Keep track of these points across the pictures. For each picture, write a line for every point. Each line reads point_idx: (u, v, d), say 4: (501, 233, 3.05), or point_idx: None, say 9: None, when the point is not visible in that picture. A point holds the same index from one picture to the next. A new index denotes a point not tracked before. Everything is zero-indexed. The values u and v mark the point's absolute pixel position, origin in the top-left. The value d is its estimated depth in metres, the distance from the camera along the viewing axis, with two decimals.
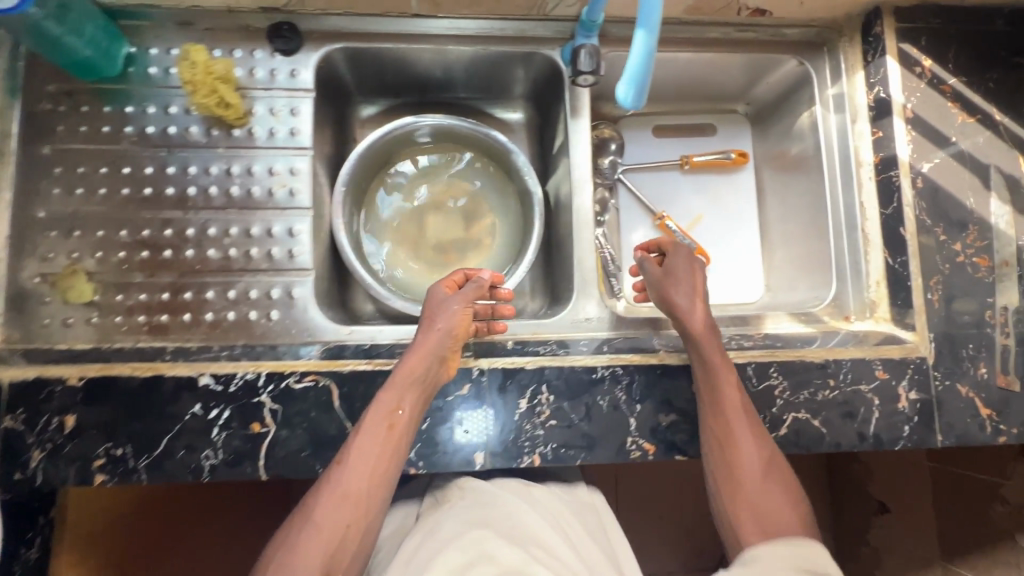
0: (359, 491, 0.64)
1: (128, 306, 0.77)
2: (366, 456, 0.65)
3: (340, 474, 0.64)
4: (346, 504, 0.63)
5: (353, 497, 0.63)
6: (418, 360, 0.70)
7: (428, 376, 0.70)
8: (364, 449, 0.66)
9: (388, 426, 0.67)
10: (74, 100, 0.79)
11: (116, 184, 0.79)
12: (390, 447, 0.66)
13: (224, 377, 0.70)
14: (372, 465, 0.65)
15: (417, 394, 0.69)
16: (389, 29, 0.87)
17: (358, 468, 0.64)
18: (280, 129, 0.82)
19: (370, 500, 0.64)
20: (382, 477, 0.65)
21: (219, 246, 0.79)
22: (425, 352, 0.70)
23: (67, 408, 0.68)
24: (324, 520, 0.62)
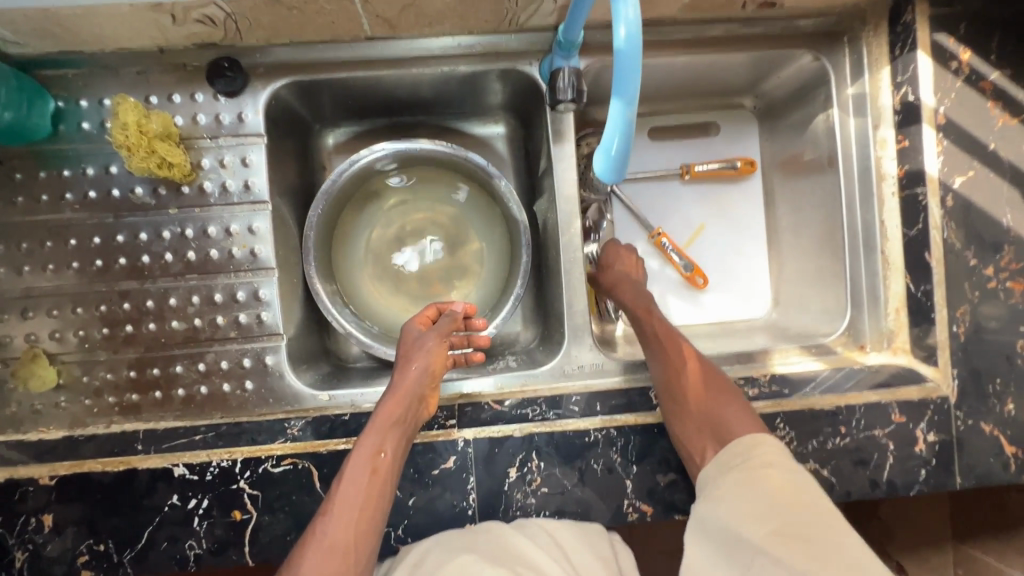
0: (346, 545, 0.60)
1: (95, 387, 0.74)
2: (352, 507, 0.62)
3: (324, 526, 0.61)
4: (333, 560, 0.59)
5: (341, 551, 0.59)
6: (395, 400, 0.67)
7: (408, 416, 0.67)
8: (349, 497, 0.62)
9: (372, 472, 0.64)
10: (6, 168, 0.72)
11: (65, 257, 0.74)
12: (376, 493, 0.63)
13: (199, 465, 0.68)
14: (358, 513, 0.62)
15: (399, 438, 0.66)
16: (346, 56, 0.77)
17: (344, 521, 0.61)
18: (233, 182, 0.75)
19: (360, 553, 0.60)
20: (369, 525, 0.62)
21: (183, 317, 0.75)
22: (403, 394, 0.68)
23: (43, 507, 0.66)
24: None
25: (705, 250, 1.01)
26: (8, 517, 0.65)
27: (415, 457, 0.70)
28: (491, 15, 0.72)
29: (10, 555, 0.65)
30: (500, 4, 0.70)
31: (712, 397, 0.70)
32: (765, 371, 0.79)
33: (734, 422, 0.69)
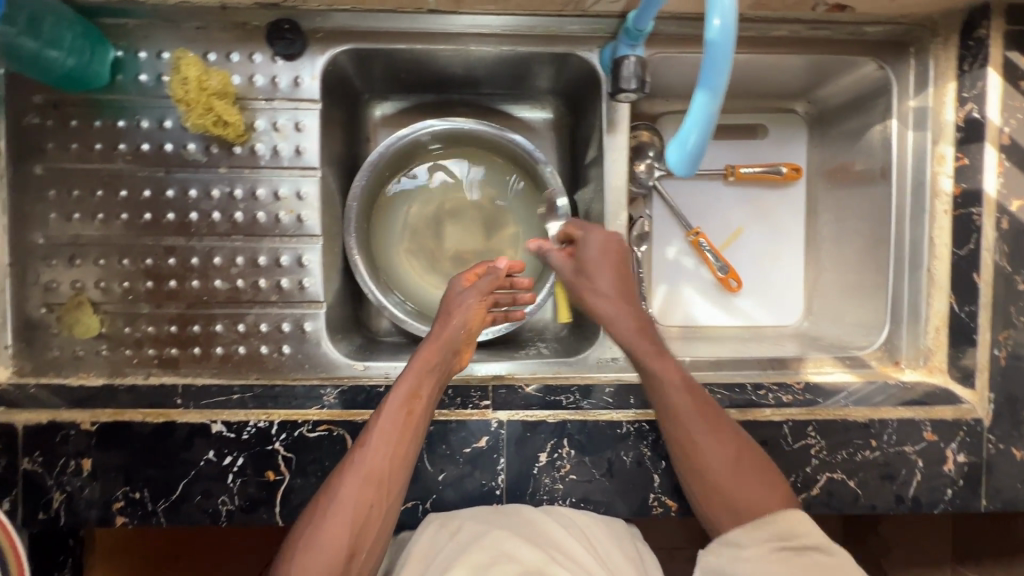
0: (381, 475, 0.61)
1: (136, 339, 0.75)
2: (388, 441, 0.62)
3: (361, 458, 0.62)
4: (368, 489, 0.60)
5: (377, 480, 0.61)
6: (434, 348, 0.68)
7: (444, 363, 0.68)
8: (386, 433, 0.63)
9: (408, 412, 0.64)
10: (62, 114, 0.73)
11: (114, 208, 0.74)
12: (411, 432, 0.64)
13: (236, 424, 0.68)
14: (394, 447, 0.63)
15: (435, 381, 0.67)
16: (409, 28, 0.76)
17: (381, 454, 0.62)
18: (284, 146, 0.75)
19: (393, 485, 0.62)
20: (403, 461, 0.63)
21: (226, 277, 0.75)
22: (444, 342, 0.68)
23: (82, 451, 0.67)
24: (347, 503, 0.59)
25: (741, 252, 1.00)
26: (49, 459, 0.67)
27: (448, 435, 0.70)
28: None
29: (49, 494, 0.67)
30: None
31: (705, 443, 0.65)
32: (799, 379, 0.79)
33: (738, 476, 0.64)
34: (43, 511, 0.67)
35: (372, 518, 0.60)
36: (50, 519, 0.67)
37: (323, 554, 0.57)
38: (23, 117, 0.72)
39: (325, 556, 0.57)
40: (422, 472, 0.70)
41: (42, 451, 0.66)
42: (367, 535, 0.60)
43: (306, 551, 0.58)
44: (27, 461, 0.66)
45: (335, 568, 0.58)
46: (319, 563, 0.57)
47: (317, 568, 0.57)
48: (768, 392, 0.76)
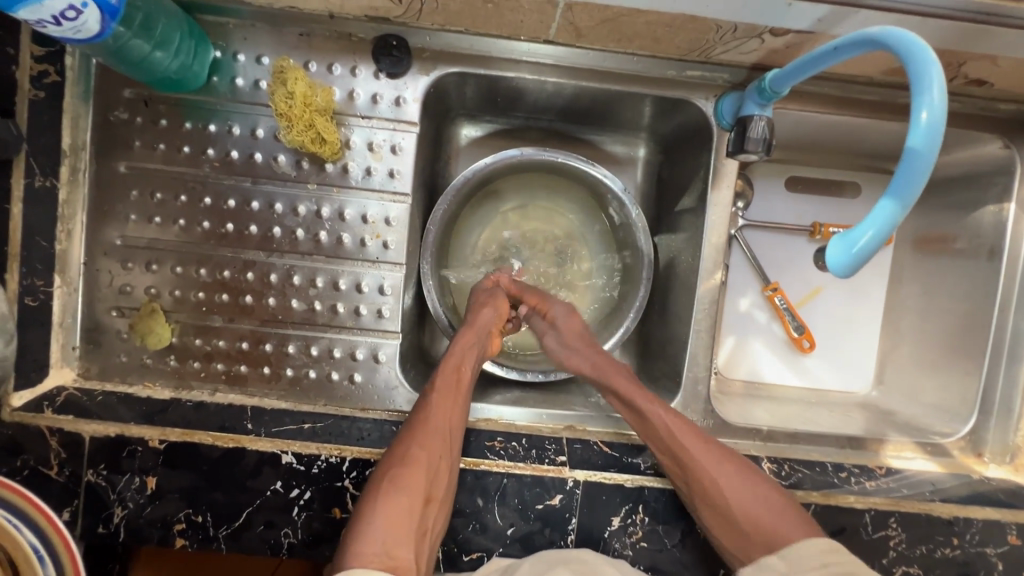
0: (446, 429, 0.65)
1: (207, 352, 0.72)
2: (447, 402, 0.67)
3: (424, 417, 0.65)
4: (435, 440, 0.64)
5: (443, 434, 0.64)
6: (473, 329, 0.75)
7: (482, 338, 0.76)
8: (444, 394, 0.68)
9: (458, 378, 0.70)
10: (152, 112, 0.69)
11: (195, 215, 0.71)
12: (461, 396, 0.69)
13: (307, 458, 0.65)
14: (450, 411, 0.67)
15: (476, 352, 0.74)
16: (520, 56, 0.72)
17: (443, 413, 0.66)
18: (378, 169, 0.72)
19: (455, 441, 0.66)
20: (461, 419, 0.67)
21: (303, 297, 0.72)
22: (480, 323, 0.76)
23: (147, 469, 0.65)
24: (420, 452, 0.62)
25: (817, 313, 0.96)
26: (112, 472, 0.64)
27: (522, 488, 0.68)
28: (686, 44, 0.67)
29: (110, 509, 0.65)
30: (704, 36, 0.64)
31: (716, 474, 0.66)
32: (881, 463, 0.78)
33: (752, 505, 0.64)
34: (101, 525, 0.65)
35: (442, 468, 0.63)
36: (109, 534, 0.65)
37: (403, 497, 0.59)
38: (111, 111, 0.69)
39: (405, 498, 0.59)
40: (490, 523, 0.68)
41: (107, 465, 0.64)
42: (439, 482, 0.62)
43: (389, 498, 0.59)
44: (90, 472, 0.64)
45: (415, 510, 0.59)
46: (401, 504, 0.59)
47: (399, 510, 0.59)
48: (850, 476, 0.75)
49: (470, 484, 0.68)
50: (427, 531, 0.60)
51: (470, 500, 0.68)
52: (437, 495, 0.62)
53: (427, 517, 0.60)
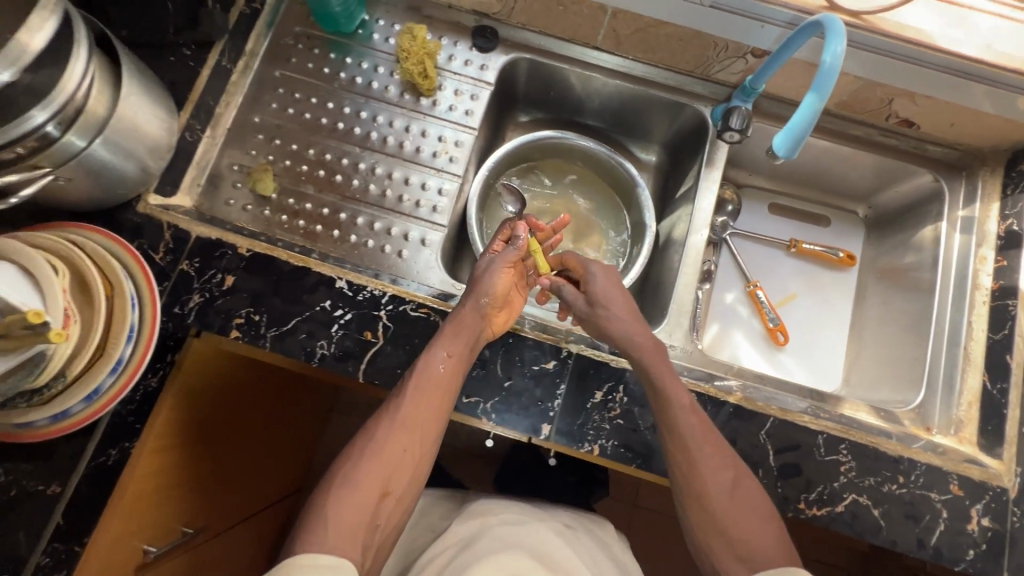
0: (416, 428, 0.73)
1: (294, 210, 0.91)
2: (419, 400, 0.74)
3: (394, 412, 0.73)
4: (399, 437, 0.73)
5: (410, 429, 0.73)
6: (467, 318, 0.76)
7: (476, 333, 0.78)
8: (418, 394, 0.74)
9: (438, 375, 0.74)
10: (311, 43, 0.98)
11: (318, 113, 0.95)
12: (444, 391, 0.75)
13: (357, 286, 0.81)
14: (424, 406, 0.74)
15: (469, 349, 0.76)
16: (573, 54, 1.00)
17: (414, 411, 0.73)
18: (458, 107, 0.97)
19: (421, 437, 0.74)
20: (435, 413, 0.74)
21: (380, 185, 0.93)
22: (472, 315, 0.77)
23: (230, 269, 0.80)
24: (383, 448, 0.72)
25: (792, 315, 1.12)
26: (202, 266, 0.80)
27: (523, 348, 0.81)
28: (693, 59, 0.95)
29: (190, 295, 0.79)
30: (705, 52, 0.92)
31: (699, 445, 0.72)
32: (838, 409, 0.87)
33: (710, 476, 0.71)
34: (179, 306, 0.79)
35: (402, 466, 0.72)
36: (181, 314, 0.79)
37: (358, 494, 0.68)
38: (283, 37, 0.97)
39: (361, 495, 0.68)
40: (492, 374, 0.79)
41: (201, 259, 0.81)
42: (397, 479, 0.71)
43: (343, 488, 0.68)
44: (186, 263, 0.80)
45: (370, 505, 0.68)
46: (354, 500, 0.68)
47: (352, 505, 0.67)
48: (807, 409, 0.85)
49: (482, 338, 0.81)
50: (379, 524, 0.69)
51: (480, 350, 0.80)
52: (392, 490, 0.71)
53: (380, 512, 0.69)
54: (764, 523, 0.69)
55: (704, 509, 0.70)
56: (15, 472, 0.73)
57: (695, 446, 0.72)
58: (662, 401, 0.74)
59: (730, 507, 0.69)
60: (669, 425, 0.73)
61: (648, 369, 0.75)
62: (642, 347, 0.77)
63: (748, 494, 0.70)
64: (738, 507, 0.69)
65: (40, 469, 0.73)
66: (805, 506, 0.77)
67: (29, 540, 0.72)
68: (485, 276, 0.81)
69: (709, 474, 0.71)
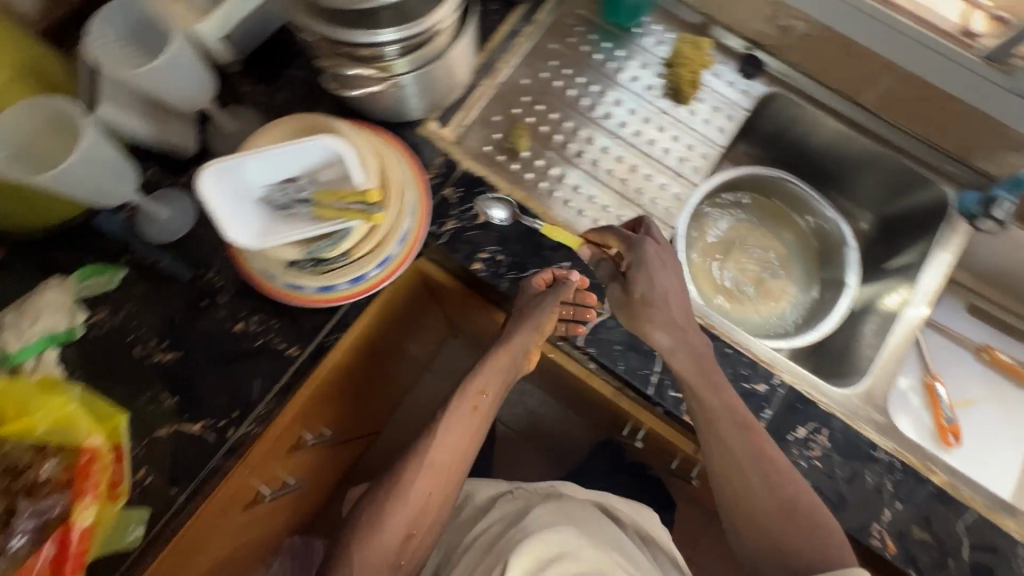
0: (445, 470, 0.76)
1: (539, 171, 0.95)
2: (455, 438, 0.77)
3: (426, 450, 0.76)
4: (431, 474, 0.75)
5: (442, 469, 0.76)
6: (505, 356, 0.81)
7: (514, 363, 0.82)
8: (448, 436, 0.77)
9: (474, 407, 0.79)
10: (590, 27, 1.03)
11: (580, 91, 1.01)
12: (477, 420, 0.79)
13: (596, 257, 0.85)
14: (459, 442, 0.77)
15: (501, 385, 0.82)
16: (832, 104, 1.02)
17: (446, 449, 0.76)
18: (714, 122, 1.02)
19: (450, 476, 0.77)
20: (467, 448, 0.78)
21: (621, 173, 0.97)
22: (513, 350, 0.81)
23: (486, 207, 0.86)
24: (416, 490, 0.74)
25: (968, 420, 1.07)
26: (463, 196, 0.86)
27: (737, 363, 0.82)
28: (964, 140, 0.94)
29: (446, 219, 0.85)
30: (980, 137, 0.92)
31: (749, 456, 0.72)
32: None
33: (764, 482, 0.71)
34: (435, 225, 0.85)
35: (431, 504, 0.75)
36: (435, 233, 0.84)
37: (387, 533, 0.71)
38: (567, 15, 1.03)
39: (387, 533, 0.71)
40: None
41: (464, 191, 0.87)
42: (425, 517, 0.74)
43: (370, 531, 0.71)
44: (449, 190, 0.87)
45: (395, 544, 0.71)
46: (381, 540, 0.71)
47: (380, 542, 0.71)
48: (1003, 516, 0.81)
49: None
50: (405, 561, 0.73)
51: None
52: (418, 529, 0.73)
53: (407, 549, 0.73)
54: (823, 540, 0.69)
55: (746, 513, 0.74)
56: (269, 325, 0.80)
57: (751, 466, 0.72)
58: (715, 436, 0.73)
59: (790, 513, 0.70)
60: (713, 430, 0.74)
61: (720, 425, 0.73)
62: (731, 399, 0.74)
63: (810, 515, 0.70)
64: (793, 521, 0.70)
65: (288, 330, 0.80)
66: None
67: (264, 388, 0.78)
68: (537, 307, 0.77)
69: (746, 472, 0.72)
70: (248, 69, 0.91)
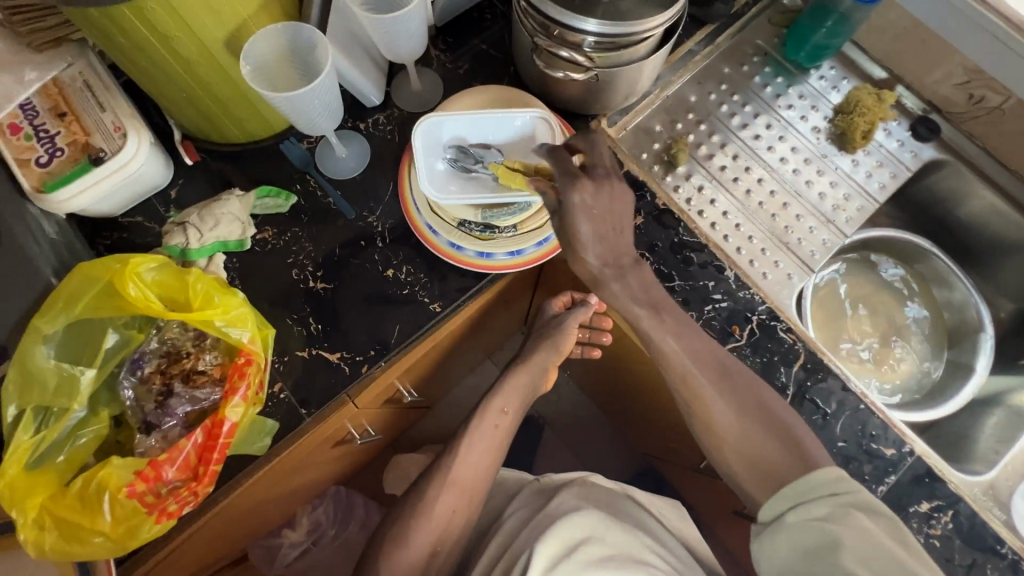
0: (472, 483, 0.90)
1: (691, 188, 0.96)
2: (478, 458, 0.91)
3: (431, 498, 0.88)
4: (452, 497, 0.88)
5: (465, 486, 0.89)
6: (524, 376, 0.96)
7: (533, 384, 0.98)
8: (476, 453, 0.91)
9: (499, 422, 0.93)
10: (768, 59, 1.04)
11: (746, 120, 1.01)
12: (501, 436, 0.94)
13: (742, 284, 0.85)
14: (478, 464, 0.91)
15: (519, 404, 0.96)
16: (1004, 183, 0.98)
17: (468, 474, 0.90)
18: (875, 177, 1.00)
19: (480, 481, 0.91)
20: (490, 458, 0.92)
21: (773, 207, 0.97)
22: (530, 369, 0.97)
23: (643, 212, 0.87)
24: (442, 505, 0.87)
25: None
26: None
27: (868, 422, 0.80)
28: None
29: None
30: None
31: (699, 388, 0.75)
32: None
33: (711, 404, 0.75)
34: None
35: (458, 516, 0.88)
36: None
37: (410, 553, 0.84)
38: (748, 43, 1.04)
39: (413, 552, 0.84)
40: (829, 426, 0.80)
41: None
42: (439, 542, 0.87)
43: (415, 523, 0.86)
44: None
45: (423, 556, 0.85)
46: (407, 558, 0.84)
47: (402, 563, 0.83)
48: None
49: (834, 390, 0.81)
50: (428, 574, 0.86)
51: (827, 401, 0.81)
52: (440, 547, 0.87)
53: (435, 555, 0.86)
54: (762, 435, 0.72)
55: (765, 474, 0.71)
56: (418, 277, 0.83)
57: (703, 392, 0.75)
58: (711, 427, 0.75)
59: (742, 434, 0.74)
60: (701, 403, 0.75)
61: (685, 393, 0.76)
62: (683, 379, 0.75)
63: (726, 382, 0.75)
64: (750, 438, 0.73)
65: (434, 285, 0.83)
66: None
67: (401, 334, 0.81)
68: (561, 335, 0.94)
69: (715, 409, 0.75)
70: (440, 35, 0.95)
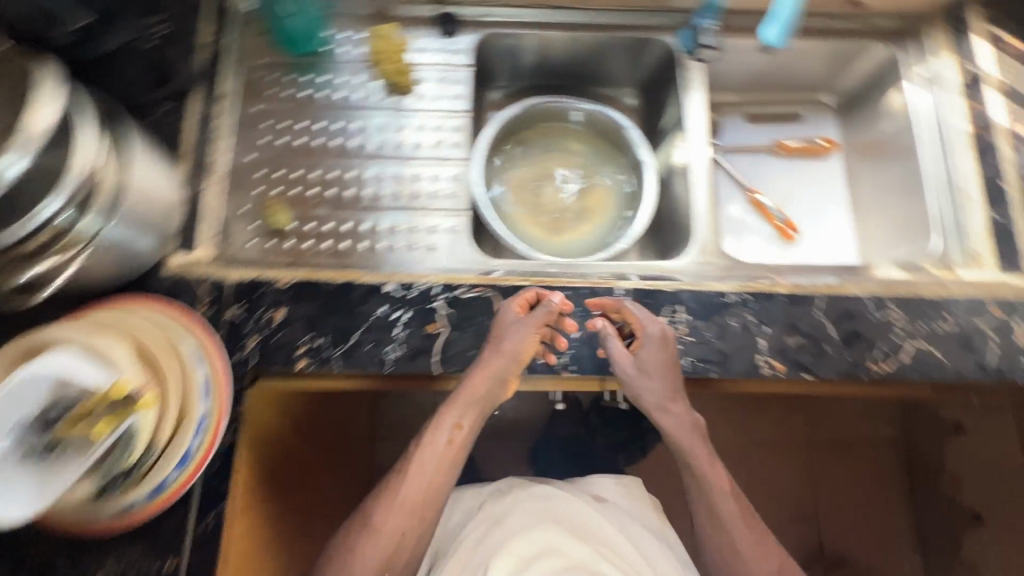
0: (418, 502, 0.76)
1: (314, 234, 0.89)
2: (421, 478, 0.76)
3: (381, 515, 0.75)
4: (392, 537, 0.74)
5: (411, 507, 0.76)
6: (480, 381, 0.76)
7: (492, 395, 0.78)
8: (420, 469, 0.77)
9: (450, 442, 0.78)
10: (280, 69, 0.97)
11: (309, 136, 0.95)
12: (455, 452, 0.79)
13: (407, 284, 0.82)
14: (428, 481, 0.77)
15: (479, 415, 0.79)
16: (534, 19, 1.04)
17: (416, 484, 0.76)
18: (446, 92, 1.00)
19: (427, 503, 0.77)
20: (440, 480, 0.77)
21: (391, 188, 0.94)
22: (490, 373, 0.76)
23: (277, 303, 0.80)
24: (385, 516, 0.75)
25: (798, 209, 1.16)
26: (249, 307, 0.80)
27: (580, 298, 0.84)
28: None
29: (245, 339, 0.78)
30: None
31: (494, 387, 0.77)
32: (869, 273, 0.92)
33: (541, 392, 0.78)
34: (237, 352, 0.78)
35: (408, 531, 0.75)
36: (242, 360, 0.77)
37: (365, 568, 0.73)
38: (251, 70, 0.96)
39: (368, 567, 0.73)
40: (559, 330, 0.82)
41: (247, 301, 0.80)
42: (398, 557, 0.75)
43: (358, 538, 0.74)
44: (231, 310, 0.79)
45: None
46: None
47: None
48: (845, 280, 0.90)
49: None
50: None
51: None
52: None
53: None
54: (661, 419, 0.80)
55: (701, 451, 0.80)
56: (129, 556, 0.71)
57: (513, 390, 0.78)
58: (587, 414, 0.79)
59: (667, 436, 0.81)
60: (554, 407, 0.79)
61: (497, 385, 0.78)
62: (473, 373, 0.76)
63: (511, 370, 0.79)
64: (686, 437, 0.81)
65: (152, 547, 0.72)
66: (873, 364, 0.82)
67: None
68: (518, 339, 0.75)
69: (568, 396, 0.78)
70: None
